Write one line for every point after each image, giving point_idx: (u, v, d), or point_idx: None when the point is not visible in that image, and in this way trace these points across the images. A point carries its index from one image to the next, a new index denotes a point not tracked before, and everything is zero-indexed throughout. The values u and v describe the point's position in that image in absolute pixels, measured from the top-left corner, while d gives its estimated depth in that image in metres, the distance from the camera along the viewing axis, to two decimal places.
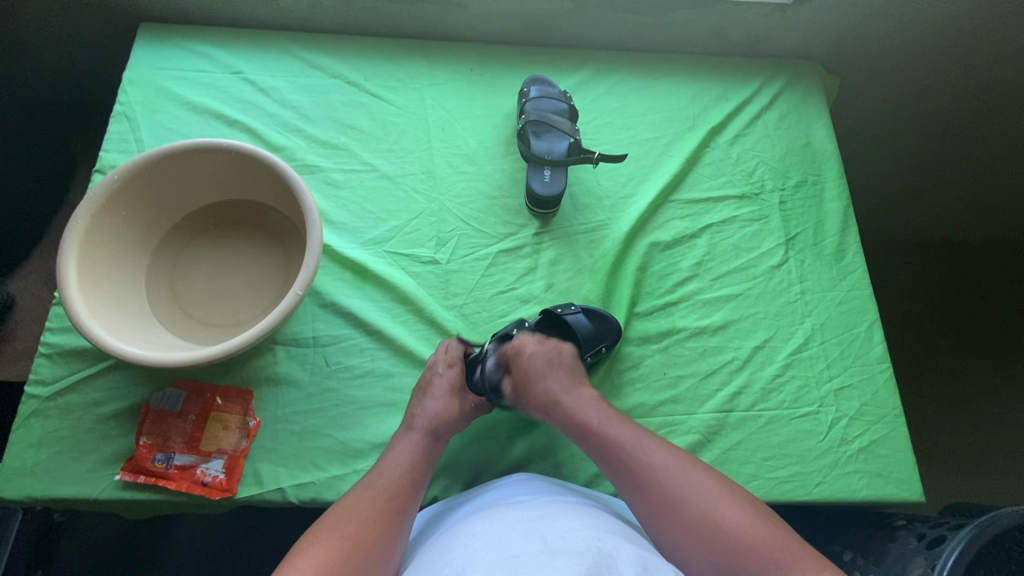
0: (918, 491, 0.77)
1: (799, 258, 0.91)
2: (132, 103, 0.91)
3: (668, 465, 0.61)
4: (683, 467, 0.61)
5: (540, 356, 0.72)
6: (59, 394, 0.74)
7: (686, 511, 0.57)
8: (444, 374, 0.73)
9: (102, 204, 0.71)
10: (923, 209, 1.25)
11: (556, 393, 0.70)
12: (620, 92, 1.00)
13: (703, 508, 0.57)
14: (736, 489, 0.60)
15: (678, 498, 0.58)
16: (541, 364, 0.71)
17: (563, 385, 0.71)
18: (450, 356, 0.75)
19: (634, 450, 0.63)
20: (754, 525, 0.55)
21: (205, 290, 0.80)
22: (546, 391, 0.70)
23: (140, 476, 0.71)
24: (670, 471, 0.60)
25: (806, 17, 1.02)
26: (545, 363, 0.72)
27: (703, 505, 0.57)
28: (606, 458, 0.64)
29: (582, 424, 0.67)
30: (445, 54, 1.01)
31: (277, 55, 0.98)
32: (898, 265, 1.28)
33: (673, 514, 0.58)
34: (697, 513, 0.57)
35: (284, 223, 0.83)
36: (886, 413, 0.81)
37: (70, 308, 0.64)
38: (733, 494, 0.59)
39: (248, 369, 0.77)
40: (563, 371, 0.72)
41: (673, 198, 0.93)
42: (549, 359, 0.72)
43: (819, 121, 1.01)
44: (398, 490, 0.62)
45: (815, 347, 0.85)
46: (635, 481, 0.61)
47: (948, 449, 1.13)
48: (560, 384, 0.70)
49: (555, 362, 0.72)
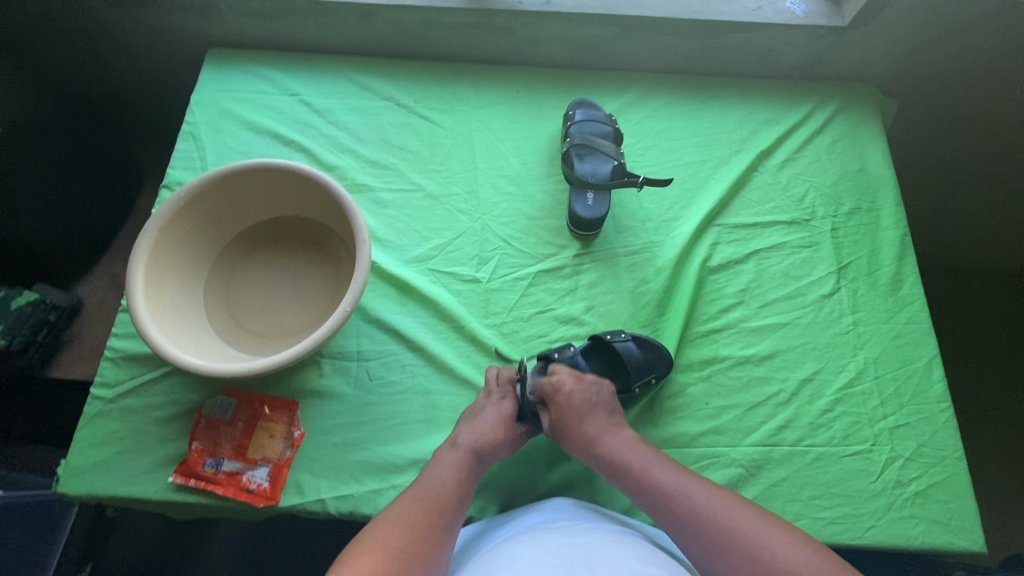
0: (982, 542, 0.72)
1: (852, 287, 0.87)
2: (199, 123, 0.96)
3: (719, 503, 0.59)
4: (738, 507, 0.59)
5: (579, 394, 0.72)
6: (120, 397, 0.78)
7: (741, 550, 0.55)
8: (488, 404, 0.73)
9: (169, 221, 0.76)
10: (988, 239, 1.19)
11: (594, 434, 0.69)
12: (665, 115, 1.00)
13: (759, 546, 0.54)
14: (794, 528, 0.57)
15: (732, 536, 0.56)
16: (579, 401, 0.72)
17: (601, 425, 0.70)
18: (501, 386, 0.75)
19: (680, 491, 0.61)
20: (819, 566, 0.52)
21: (258, 302, 0.84)
22: (585, 431, 0.70)
23: (190, 480, 0.74)
24: (721, 511, 0.58)
25: (862, 40, 0.99)
26: (583, 401, 0.72)
27: (759, 545, 0.55)
28: (652, 499, 0.62)
29: (624, 467, 0.66)
30: (492, 77, 1.03)
31: (332, 78, 1.02)
32: (961, 295, 1.20)
33: (729, 554, 0.55)
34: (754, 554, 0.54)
35: (335, 241, 0.87)
36: (946, 456, 0.77)
37: (136, 317, 0.68)
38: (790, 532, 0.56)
39: (295, 382, 0.80)
40: (600, 408, 0.72)
41: (719, 222, 0.92)
42: (587, 397, 0.72)
43: (876, 145, 0.98)
44: (445, 506, 0.62)
45: (868, 382, 0.81)
46: (683, 520, 0.59)
47: (1015, 494, 1.05)
48: (599, 426, 0.70)
49: (592, 399, 0.72)
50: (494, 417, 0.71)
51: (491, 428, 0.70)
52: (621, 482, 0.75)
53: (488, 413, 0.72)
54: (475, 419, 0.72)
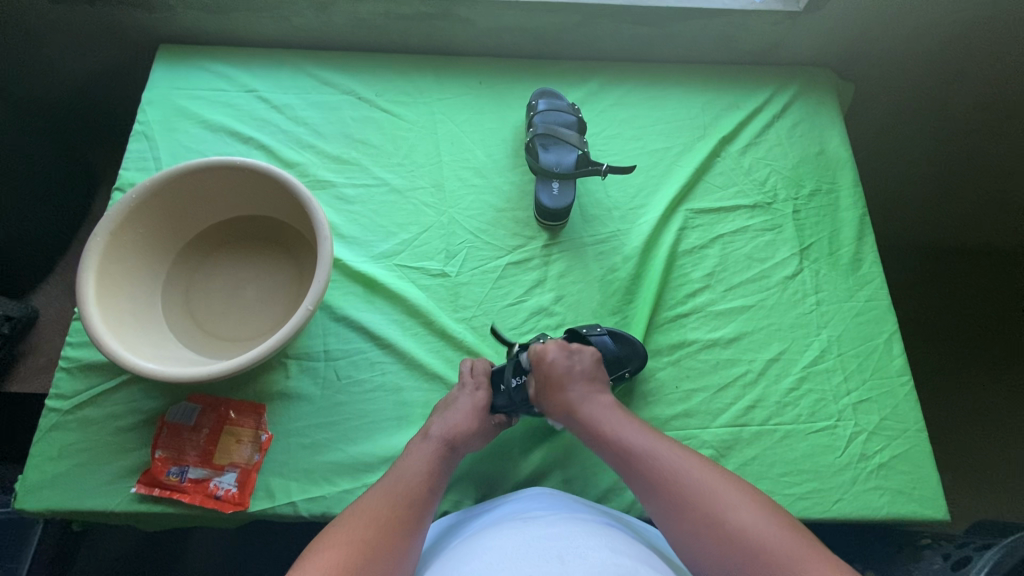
0: (943, 509, 0.74)
1: (815, 268, 0.89)
2: (151, 122, 0.93)
3: (695, 469, 0.59)
4: (711, 474, 0.59)
5: (562, 362, 0.72)
6: (78, 408, 0.76)
7: (711, 514, 0.55)
8: (463, 394, 0.73)
9: (121, 221, 0.73)
10: (946, 217, 1.22)
11: (576, 401, 0.69)
12: (629, 103, 1.00)
13: (735, 522, 0.54)
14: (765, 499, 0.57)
15: (703, 502, 0.56)
16: (561, 370, 0.71)
17: (583, 392, 0.70)
18: (476, 375, 0.74)
19: (654, 456, 0.61)
20: (782, 537, 0.52)
21: (219, 304, 0.82)
22: (568, 397, 0.70)
23: (155, 489, 0.72)
24: (697, 484, 0.58)
25: (816, 26, 1.01)
26: (566, 370, 0.72)
27: (727, 511, 0.55)
28: (630, 463, 0.62)
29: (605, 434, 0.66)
30: (454, 69, 1.02)
31: (290, 72, 1.00)
32: (920, 272, 1.24)
33: (701, 517, 0.55)
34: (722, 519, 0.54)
35: (296, 239, 0.85)
36: (907, 428, 0.79)
37: (88, 325, 0.65)
38: (756, 498, 0.56)
39: (261, 384, 0.78)
40: (583, 376, 0.72)
41: (685, 207, 0.92)
42: (569, 364, 0.72)
43: (834, 128, 0.99)
44: (415, 499, 0.61)
45: (832, 360, 0.83)
46: (654, 485, 0.59)
47: (977, 462, 1.09)
48: (582, 394, 0.70)
49: (574, 367, 0.72)
50: (468, 408, 0.71)
51: (464, 420, 0.70)
52: (595, 469, 0.76)
53: (462, 404, 0.71)
54: (448, 413, 0.71)
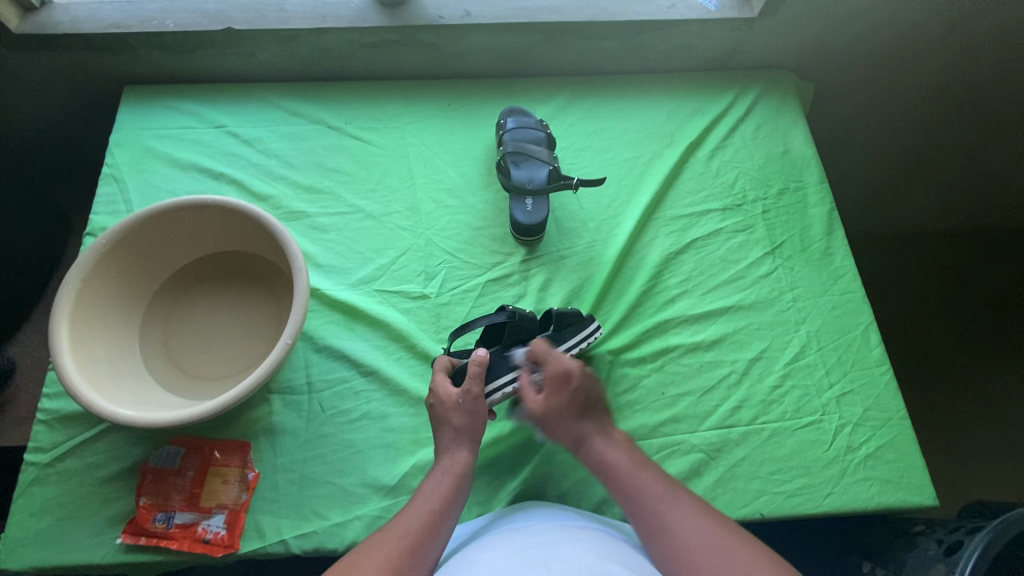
0: (931, 495, 0.75)
1: (788, 265, 0.91)
2: (120, 164, 0.93)
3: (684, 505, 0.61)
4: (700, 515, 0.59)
5: (553, 400, 0.71)
6: (58, 460, 0.74)
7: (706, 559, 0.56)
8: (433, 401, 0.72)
9: (92, 267, 0.72)
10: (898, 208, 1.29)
11: (581, 434, 0.69)
12: (596, 116, 1.02)
13: (680, 532, 0.58)
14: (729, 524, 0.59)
15: (698, 555, 0.56)
16: (552, 408, 0.71)
17: (573, 428, 0.70)
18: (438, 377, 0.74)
19: (628, 468, 0.65)
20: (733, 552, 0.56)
21: (197, 342, 0.81)
22: (562, 431, 0.70)
23: (141, 538, 0.70)
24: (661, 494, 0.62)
25: (772, 30, 1.04)
26: (558, 408, 0.70)
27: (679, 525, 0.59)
28: (633, 498, 0.63)
29: (610, 468, 0.66)
30: (423, 92, 1.03)
31: (258, 106, 1.00)
32: (879, 260, 1.29)
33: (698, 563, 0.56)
34: (675, 540, 0.58)
35: (274, 272, 0.85)
36: (890, 416, 0.80)
37: (64, 375, 0.64)
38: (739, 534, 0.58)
39: (245, 422, 0.77)
40: (577, 406, 0.70)
41: (658, 215, 0.94)
42: (560, 398, 0.70)
43: (797, 127, 1.02)
44: (432, 523, 0.61)
45: (812, 355, 0.84)
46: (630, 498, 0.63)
47: (960, 442, 1.12)
48: (575, 427, 0.70)
49: (560, 403, 0.70)
50: (460, 409, 0.70)
51: (465, 422, 0.70)
52: (587, 481, 0.75)
53: (453, 406, 0.70)
54: (447, 425, 0.70)
